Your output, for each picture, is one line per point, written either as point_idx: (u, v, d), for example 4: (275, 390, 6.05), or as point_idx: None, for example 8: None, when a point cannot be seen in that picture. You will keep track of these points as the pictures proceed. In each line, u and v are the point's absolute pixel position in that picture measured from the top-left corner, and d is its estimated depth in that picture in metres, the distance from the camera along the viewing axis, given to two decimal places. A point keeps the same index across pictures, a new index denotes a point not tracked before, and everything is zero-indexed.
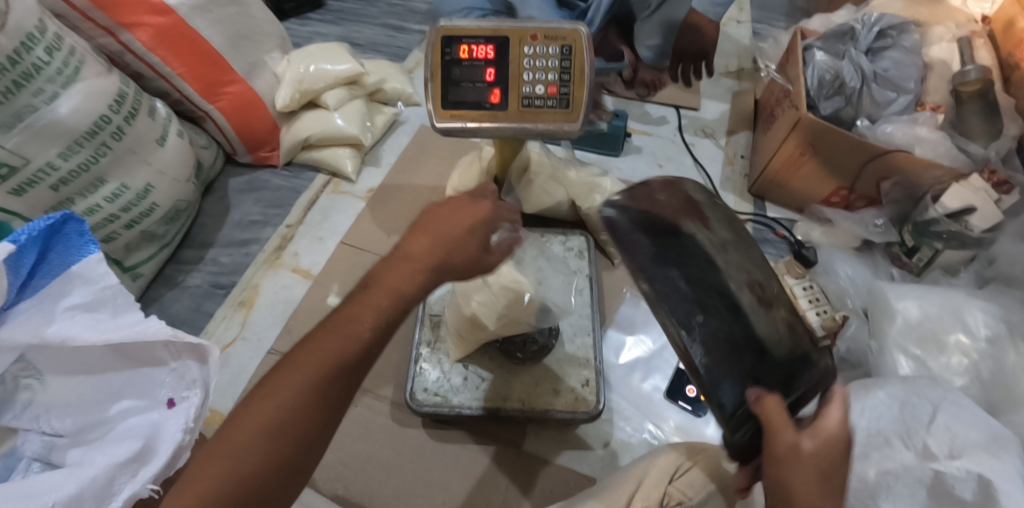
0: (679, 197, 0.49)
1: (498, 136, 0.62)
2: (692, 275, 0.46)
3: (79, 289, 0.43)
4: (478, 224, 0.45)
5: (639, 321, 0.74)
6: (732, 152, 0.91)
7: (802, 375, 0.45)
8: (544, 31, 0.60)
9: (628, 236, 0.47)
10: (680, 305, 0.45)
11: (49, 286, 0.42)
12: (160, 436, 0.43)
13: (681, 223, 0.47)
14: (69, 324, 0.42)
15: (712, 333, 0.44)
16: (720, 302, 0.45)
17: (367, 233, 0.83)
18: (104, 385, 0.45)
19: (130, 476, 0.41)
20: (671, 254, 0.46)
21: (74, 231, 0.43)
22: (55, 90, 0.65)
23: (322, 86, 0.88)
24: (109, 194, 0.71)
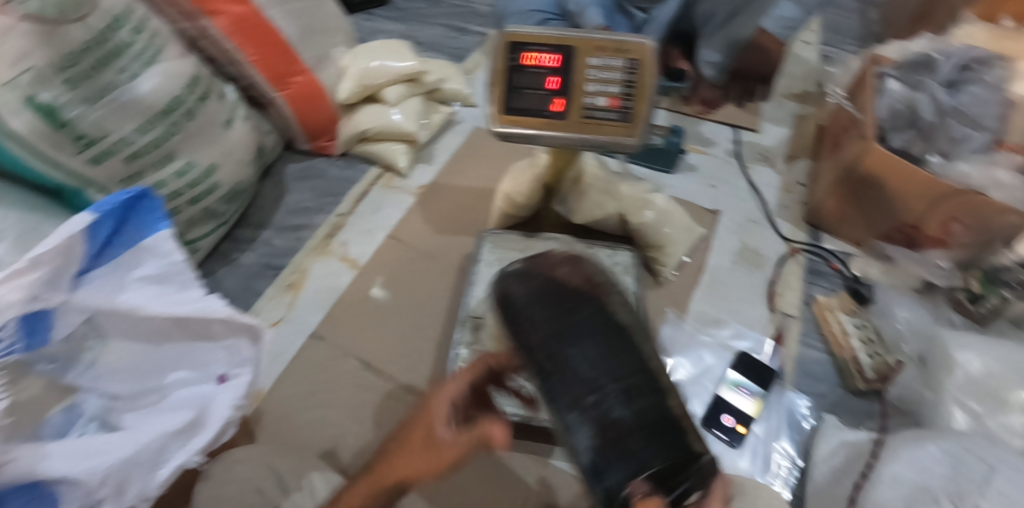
0: (582, 274, 0.45)
1: (559, 143, 0.63)
2: (590, 355, 0.39)
3: (148, 262, 0.45)
4: (420, 435, 0.41)
5: (681, 342, 0.73)
6: (791, 179, 0.88)
7: (687, 470, 0.36)
8: (611, 43, 0.59)
9: (525, 310, 0.43)
10: (573, 387, 0.38)
11: (122, 256, 0.44)
12: (210, 410, 0.45)
13: (584, 297, 0.42)
14: (138, 294, 0.44)
15: (603, 414, 0.37)
16: (613, 388, 0.38)
17: (413, 228, 0.84)
18: (161, 354, 0.47)
19: (180, 445, 0.43)
20: (572, 331, 0.40)
21: (148, 205, 0.45)
22: (138, 69, 0.69)
23: (383, 81, 0.90)
24: (177, 170, 0.75)
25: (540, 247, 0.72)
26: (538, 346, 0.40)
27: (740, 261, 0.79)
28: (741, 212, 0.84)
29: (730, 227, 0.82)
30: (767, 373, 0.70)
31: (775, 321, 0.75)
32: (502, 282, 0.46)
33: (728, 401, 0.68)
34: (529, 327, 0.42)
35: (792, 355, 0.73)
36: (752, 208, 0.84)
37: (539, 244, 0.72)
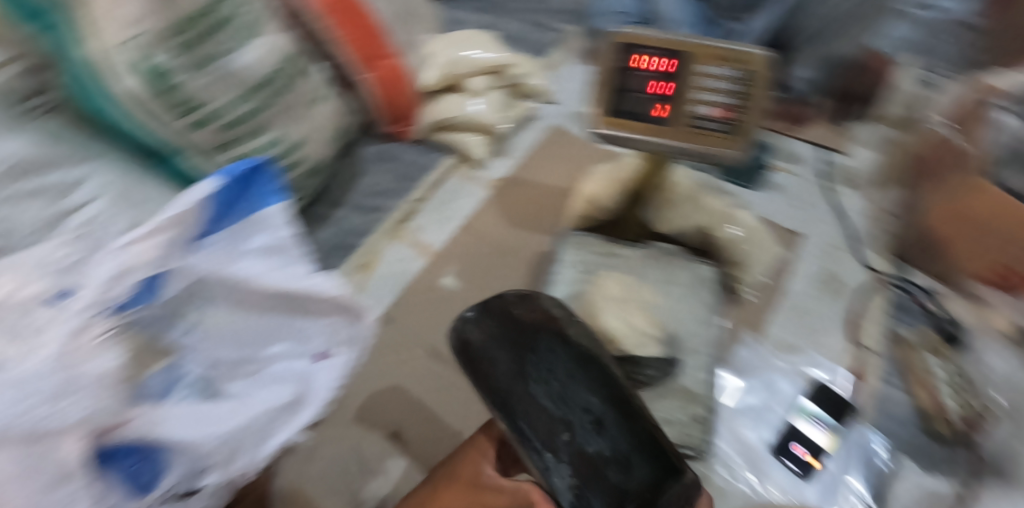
0: (536, 312, 0.55)
1: (651, 149, 0.64)
2: (553, 390, 0.51)
3: (259, 235, 0.45)
4: (468, 478, 0.52)
5: (754, 365, 0.71)
6: (880, 208, 0.84)
7: (663, 491, 0.48)
8: (724, 51, 0.58)
9: (486, 351, 0.51)
10: (544, 423, 0.49)
11: (236, 225, 0.44)
12: (311, 385, 0.46)
13: (540, 335, 0.54)
14: (251, 265, 0.45)
15: (580, 448, 0.49)
16: (583, 418, 0.50)
17: (489, 221, 0.84)
18: (266, 326, 0.47)
19: (286, 422, 0.43)
20: (532, 366, 0.52)
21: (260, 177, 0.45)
22: (240, 41, 0.70)
23: (467, 72, 0.91)
24: (267, 142, 0.76)
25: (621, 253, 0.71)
26: (503, 382, 0.50)
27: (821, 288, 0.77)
28: (822, 237, 0.82)
29: (814, 254, 0.81)
30: (846, 408, 0.67)
31: (855, 355, 0.72)
32: (457, 328, 0.53)
33: (802, 431, 0.66)
34: (490, 367, 0.51)
35: (870, 391, 0.70)
36: (832, 233, 0.82)
37: (620, 252, 0.71)
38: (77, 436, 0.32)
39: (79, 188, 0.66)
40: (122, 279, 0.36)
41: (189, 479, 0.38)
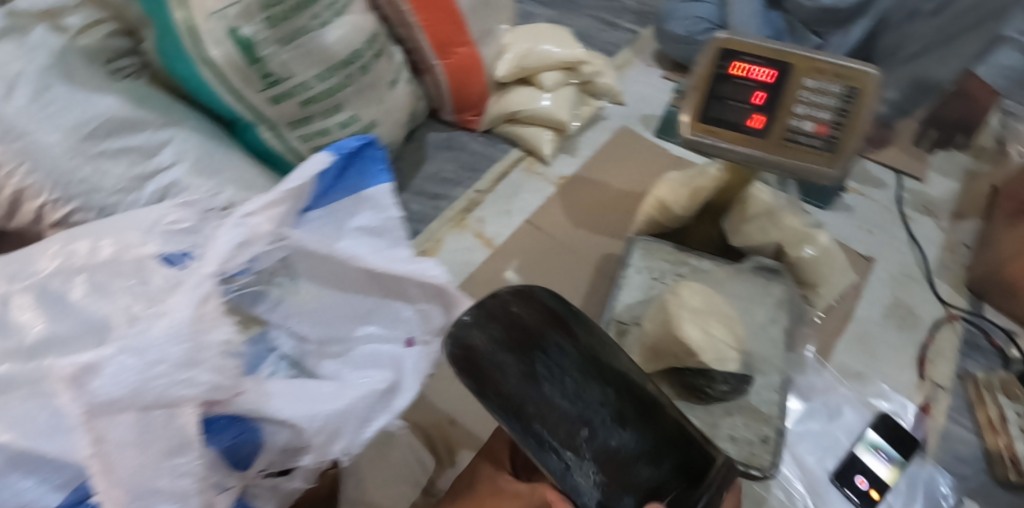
0: (536, 311, 0.44)
1: (741, 161, 0.62)
2: (568, 385, 0.41)
3: (366, 214, 0.47)
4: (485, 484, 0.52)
5: (819, 389, 0.69)
6: (955, 239, 0.82)
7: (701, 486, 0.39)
8: (833, 68, 0.59)
9: (494, 358, 0.41)
10: (560, 426, 0.39)
11: (343, 202, 0.46)
12: (403, 367, 0.44)
13: (545, 334, 0.43)
14: (356, 244, 0.46)
15: (602, 442, 0.39)
16: (602, 410, 0.40)
17: (553, 218, 0.83)
18: (357, 305, 0.46)
19: (384, 407, 0.41)
20: (538, 367, 0.41)
21: (370, 160, 0.48)
22: (329, 18, 0.71)
23: (541, 66, 0.89)
24: (343, 121, 0.77)
25: (695, 264, 0.71)
26: (506, 392, 0.39)
27: (891, 317, 0.75)
28: (897, 265, 0.78)
29: (884, 279, 0.77)
30: (911, 443, 0.65)
31: (924, 390, 0.70)
32: (455, 337, 0.41)
33: (865, 462, 0.64)
34: (498, 377, 0.40)
35: (936, 427, 0.68)
36: (910, 262, 0.79)
37: (693, 262, 0.71)
38: (192, 408, 0.31)
39: (162, 149, 0.67)
40: (245, 247, 0.39)
41: (287, 458, 0.37)
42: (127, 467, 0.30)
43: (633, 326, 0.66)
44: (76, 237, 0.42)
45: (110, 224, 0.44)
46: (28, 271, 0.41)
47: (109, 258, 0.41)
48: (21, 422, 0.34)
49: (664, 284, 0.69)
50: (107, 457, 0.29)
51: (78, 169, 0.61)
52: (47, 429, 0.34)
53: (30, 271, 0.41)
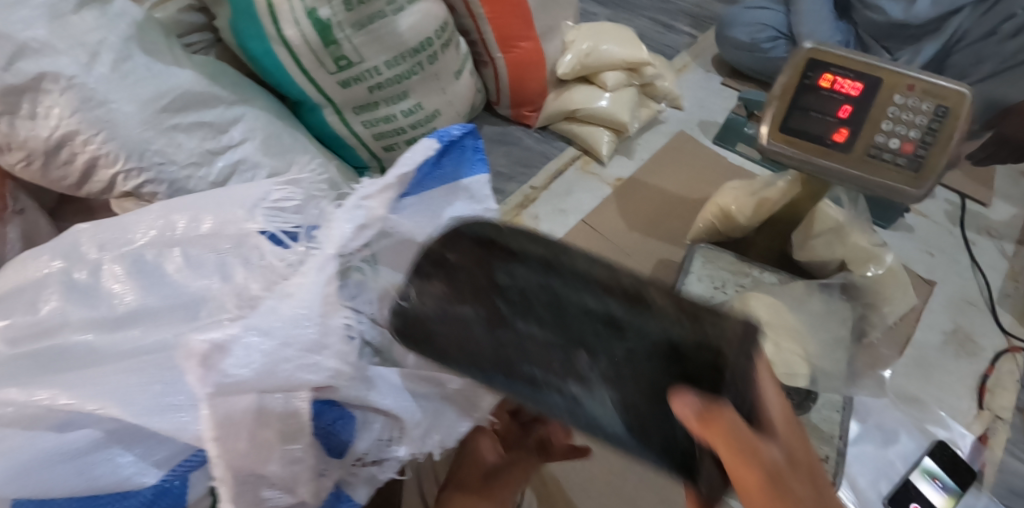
0: (468, 243, 0.39)
1: (818, 174, 0.62)
2: (542, 322, 0.37)
3: (464, 203, 0.44)
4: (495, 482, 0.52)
5: (876, 412, 0.68)
6: (1019, 267, 0.80)
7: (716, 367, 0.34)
8: (924, 85, 0.59)
9: (451, 315, 0.37)
10: (551, 362, 0.36)
11: (438, 191, 0.43)
12: None
13: (492, 267, 0.38)
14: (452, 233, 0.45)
15: (602, 361, 0.36)
16: (589, 326, 0.37)
17: (609, 220, 0.83)
18: None
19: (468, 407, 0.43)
20: (504, 311, 0.37)
21: (468, 146, 0.45)
22: (403, 4, 0.70)
23: (605, 65, 0.88)
24: (406, 109, 0.77)
25: (757, 276, 0.70)
26: (479, 352, 0.36)
27: (949, 343, 0.73)
28: (958, 290, 0.77)
29: (943, 303, 0.76)
30: (968, 474, 0.64)
31: (982, 420, 0.68)
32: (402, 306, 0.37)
33: (921, 489, 0.63)
34: (468, 338, 0.36)
35: (994, 459, 0.67)
36: (971, 288, 0.77)
37: (756, 274, 0.70)
38: (307, 391, 0.31)
39: (233, 126, 0.67)
40: (361, 234, 0.37)
41: (385, 449, 0.37)
42: (239, 452, 0.30)
43: None
44: (174, 210, 0.43)
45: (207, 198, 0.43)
46: (122, 241, 0.42)
47: (210, 234, 0.41)
48: (124, 396, 0.34)
49: (725, 293, 0.69)
50: (225, 439, 0.29)
51: (151, 140, 0.61)
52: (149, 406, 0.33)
53: (124, 241, 0.42)
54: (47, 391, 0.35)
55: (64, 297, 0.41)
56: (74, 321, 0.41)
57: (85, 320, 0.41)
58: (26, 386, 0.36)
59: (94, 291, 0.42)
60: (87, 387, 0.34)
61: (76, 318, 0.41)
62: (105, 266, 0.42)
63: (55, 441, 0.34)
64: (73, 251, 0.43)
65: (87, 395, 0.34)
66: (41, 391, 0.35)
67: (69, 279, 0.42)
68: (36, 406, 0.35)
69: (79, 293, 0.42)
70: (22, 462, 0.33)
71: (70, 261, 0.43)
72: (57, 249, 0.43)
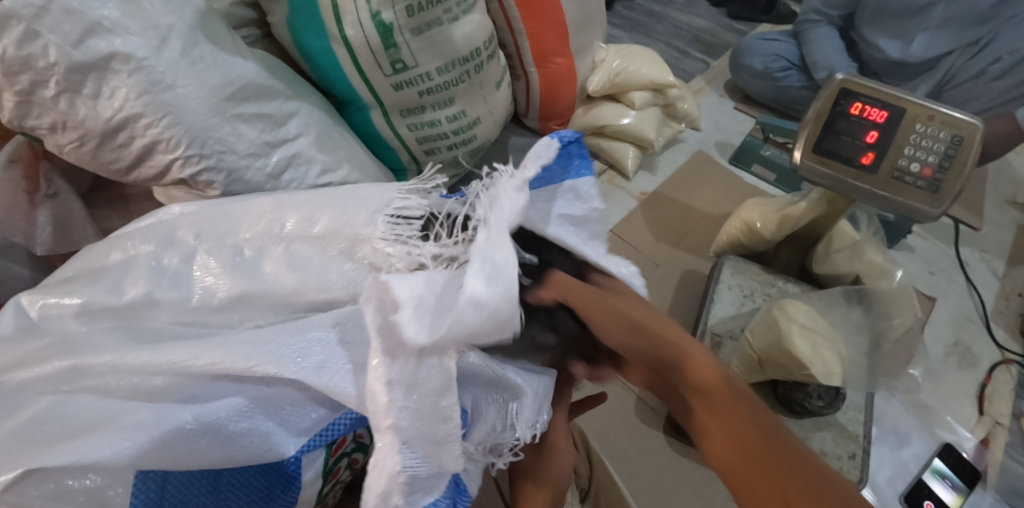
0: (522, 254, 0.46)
1: (844, 192, 0.67)
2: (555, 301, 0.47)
3: (568, 202, 0.46)
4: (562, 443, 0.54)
5: (888, 414, 0.74)
6: (1009, 287, 0.87)
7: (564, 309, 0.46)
8: (944, 117, 0.64)
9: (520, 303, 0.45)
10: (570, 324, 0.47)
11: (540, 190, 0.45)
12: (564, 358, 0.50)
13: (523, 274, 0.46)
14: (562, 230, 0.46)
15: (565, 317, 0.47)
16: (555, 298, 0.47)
17: (636, 232, 0.88)
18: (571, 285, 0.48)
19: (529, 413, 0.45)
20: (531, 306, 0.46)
21: (575, 150, 0.45)
22: (458, 13, 0.72)
23: (633, 85, 0.93)
24: (450, 115, 0.80)
25: (783, 286, 0.74)
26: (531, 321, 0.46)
27: (953, 355, 0.80)
28: (954, 306, 0.84)
29: (946, 319, 0.83)
30: (974, 473, 0.70)
31: (984, 425, 0.74)
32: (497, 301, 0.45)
33: (931, 487, 0.68)
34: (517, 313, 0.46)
35: (996, 461, 0.72)
36: (967, 304, 0.84)
37: (781, 285, 0.75)
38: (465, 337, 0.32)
39: (289, 120, 0.69)
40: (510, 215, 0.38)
41: (498, 434, 0.43)
42: (400, 390, 0.35)
43: (727, 338, 0.71)
44: (283, 206, 0.47)
45: (316, 197, 0.48)
46: (221, 233, 0.45)
47: (325, 234, 0.45)
48: (276, 358, 0.38)
49: (754, 301, 0.73)
50: (392, 394, 0.35)
51: (216, 128, 0.62)
52: (294, 358, 0.38)
53: (224, 233, 0.45)
54: (200, 356, 0.38)
55: (161, 276, 0.44)
56: (167, 309, 0.43)
57: (176, 313, 0.43)
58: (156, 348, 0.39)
59: (190, 274, 0.44)
60: (246, 350, 0.38)
61: (168, 310, 0.43)
62: (197, 257, 0.44)
63: (195, 411, 0.37)
64: (169, 238, 0.45)
65: (245, 356, 0.38)
66: (179, 352, 0.38)
67: (161, 268, 0.44)
68: (173, 374, 0.38)
69: (170, 279, 0.44)
70: (157, 432, 0.36)
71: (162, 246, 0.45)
72: (152, 235, 0.45)
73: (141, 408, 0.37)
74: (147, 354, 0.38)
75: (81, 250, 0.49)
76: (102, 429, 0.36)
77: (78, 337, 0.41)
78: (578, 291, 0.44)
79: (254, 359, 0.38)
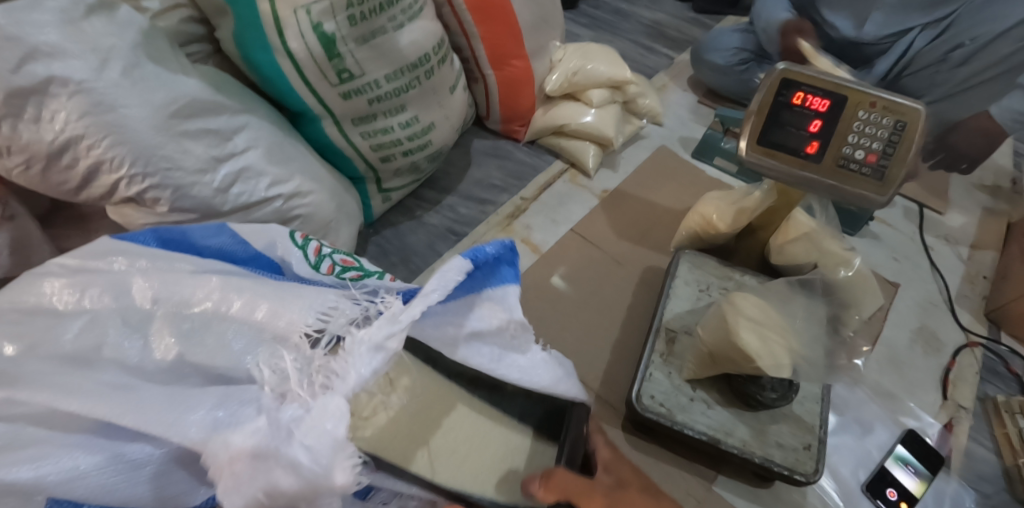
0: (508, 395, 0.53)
1: (792, 183, 0.67)
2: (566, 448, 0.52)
3: (478, 315, 0.47)
4: None
5: (853, 404, 0.73)
6: (974, 270, 0.87)
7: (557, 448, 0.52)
8: (886, 102, 0.63)
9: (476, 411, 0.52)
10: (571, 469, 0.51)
11: (458, 302, 0.46)
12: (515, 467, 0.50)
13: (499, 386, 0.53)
14: (472, 349, 0.47)
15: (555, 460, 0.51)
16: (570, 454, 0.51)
17: (598, 229, 0.88)
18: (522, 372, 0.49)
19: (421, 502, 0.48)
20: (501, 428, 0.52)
21: (504, 261, 0.47)
22: (403, 21, 0.73)
23: (591, 83, 0.93)
24: (403, 122, 0.80)
25: (739, 279, 0.75)
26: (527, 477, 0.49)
27: (917, 341, 0.79)
28: (919, 291, 0.84)
29: (910, 306, 0.82)
30: (937, 459, 0.69)
31: (947, 410, 0.74)
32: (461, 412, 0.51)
33: (895, 475, 0.68)
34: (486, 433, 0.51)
35: (960, 445, 0.71)
36: (932, 290, 0.84)
37: (738, 278, 0.75)
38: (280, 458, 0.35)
39: (237, 134, 0.69)
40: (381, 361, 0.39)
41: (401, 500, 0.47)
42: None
43: (682, 334, 0.70)
44: (232, 286, 0.44)
45: (268, 284, 0.45)
46: (177, 300, 0.44)
47: (263, 321, 0.42)
48: (179, 423, 0.35)
49: (710, 295, 0.73)
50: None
51: (161, 145, 0.62)
52: (211, 425, 0.35)
53: (178, 300, 0.44)
54: (121, 419, 0.36)
55: (114, 325, 0.43)
56: (109, 360, 0.41)
57: (121, 364, 0.41)
58: (84, 385, 0.39)
59: (145, 330, 0.43)
60: (162, 415, 0.36)
61: (110, 359, 0.41)
62: (153, 323, 0.43)
63: (113, 451, 0.37)
64: (119, 281, 0.45)
65: (158, 422, 0.35)
66: (101, 408, 0.36)
67: (115, 321, 0.43)
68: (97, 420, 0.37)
69: (128, 327, 0.43)
70: (73, 473, 0.37)
71: (119, 301, 0.44)
72: (109, 286, 0.45)
73: (68, 430, 0.38)
74: (73, 399, 0.37)
75: (21, 278, 0.48)
76: (36, 446, 0.37)
77: (12, 371, 0.41)
78: (592, 492, 0.47)
79: (164, 432, 0.35)
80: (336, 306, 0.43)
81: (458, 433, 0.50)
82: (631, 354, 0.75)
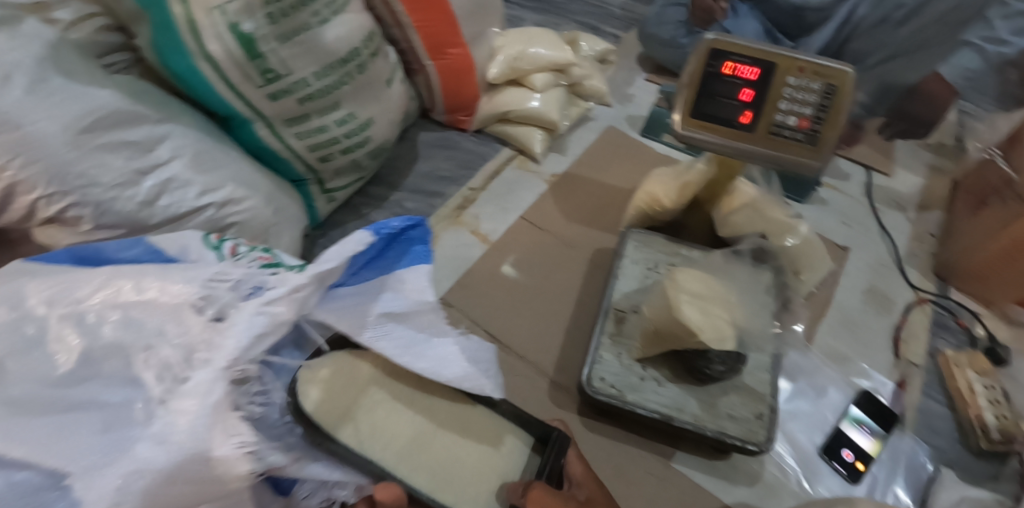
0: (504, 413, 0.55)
1: (730, 154, 0.66)
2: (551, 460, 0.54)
3: (388, 297, 0.52)
4: None
5: (807, 371, 0.73)
6: (922, 229, 0.89)
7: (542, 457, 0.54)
8: (814, 66, 0.63)
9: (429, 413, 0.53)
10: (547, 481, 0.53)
11: (370, 282, 0.52)
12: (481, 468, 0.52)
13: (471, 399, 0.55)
14: (379, 331, 0.50)
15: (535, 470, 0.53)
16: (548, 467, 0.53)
17: (548, 215, 0.87)
18: (434, 362, 0.51)
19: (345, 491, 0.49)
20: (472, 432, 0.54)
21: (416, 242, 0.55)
22: (327, 15, 0.71)
23: (533, 68, 0.93)
24: (339, 119, 0.78)
25: (686, 255, 0.75)
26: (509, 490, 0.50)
27: (868, 302, 0.80)
28: (868, 253, 0.85)
29: (861, 268, 0.83)
30: (891, 417, 0.69)
31: (900, 368, 0.74)
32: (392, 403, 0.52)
33: (851, 436, 0.68)
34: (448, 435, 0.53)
35: (913, 402, 0.72)
36: (881, 251, 0.85)
37: (685, 253, 0.75)
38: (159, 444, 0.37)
39: (160, 144, 0.66)
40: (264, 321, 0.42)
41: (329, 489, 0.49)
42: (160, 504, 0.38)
43: (631, 313, 0.70)
44: (120, 272, 0.44)
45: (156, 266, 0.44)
46: (70, 300, 0.42)
47: (151, 299, 0.42)
48: (70, 452, 0.38)
49: (657, 273, 0.73)
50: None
51: (75, 161, 0.60)
52: (100, 452, 0.38)
53: (71, 299, 0.42)
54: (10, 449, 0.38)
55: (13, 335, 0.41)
56: (21, 375, 0.40)
57: (29, 376, 0.40)
58: None
59: (46, 340, 0.42)
60: (48, 448, 0.38)
61: (18, 373, 0.40)
62: (51, 327, 0.42)
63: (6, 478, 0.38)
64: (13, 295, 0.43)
65: (47, 451, 0.38)
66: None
67: (17, 335, 0.41)
68: None
69: (27, 341, 0.41)
70: None
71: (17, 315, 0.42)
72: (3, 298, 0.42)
73: None
74: None
75: None
76: None
77: None
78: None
79: (54, 458, 0.38)
80: (220, 278, 0.44)
81: (382, 425, 0.51)
82: (585, 336, 0.75)
